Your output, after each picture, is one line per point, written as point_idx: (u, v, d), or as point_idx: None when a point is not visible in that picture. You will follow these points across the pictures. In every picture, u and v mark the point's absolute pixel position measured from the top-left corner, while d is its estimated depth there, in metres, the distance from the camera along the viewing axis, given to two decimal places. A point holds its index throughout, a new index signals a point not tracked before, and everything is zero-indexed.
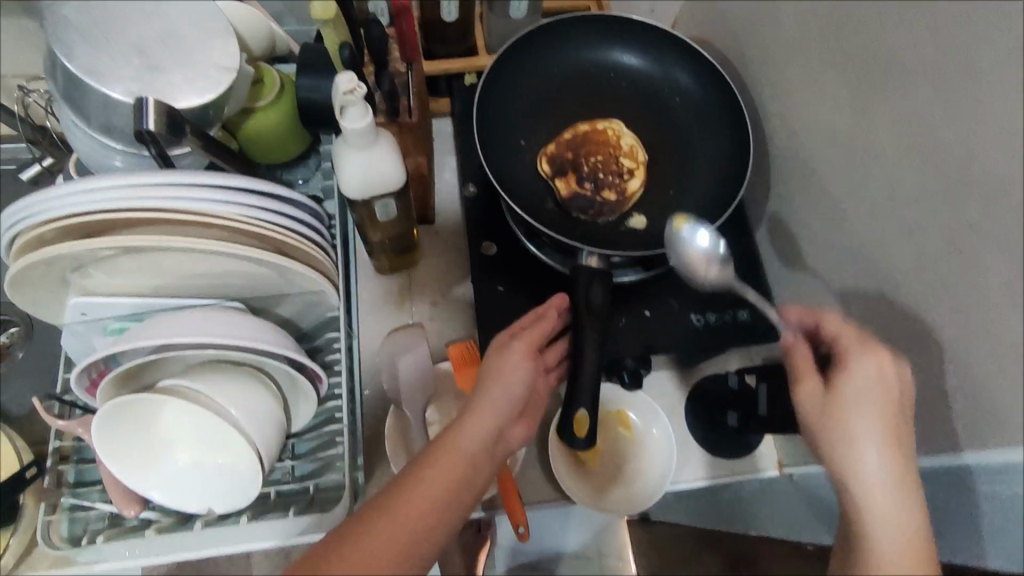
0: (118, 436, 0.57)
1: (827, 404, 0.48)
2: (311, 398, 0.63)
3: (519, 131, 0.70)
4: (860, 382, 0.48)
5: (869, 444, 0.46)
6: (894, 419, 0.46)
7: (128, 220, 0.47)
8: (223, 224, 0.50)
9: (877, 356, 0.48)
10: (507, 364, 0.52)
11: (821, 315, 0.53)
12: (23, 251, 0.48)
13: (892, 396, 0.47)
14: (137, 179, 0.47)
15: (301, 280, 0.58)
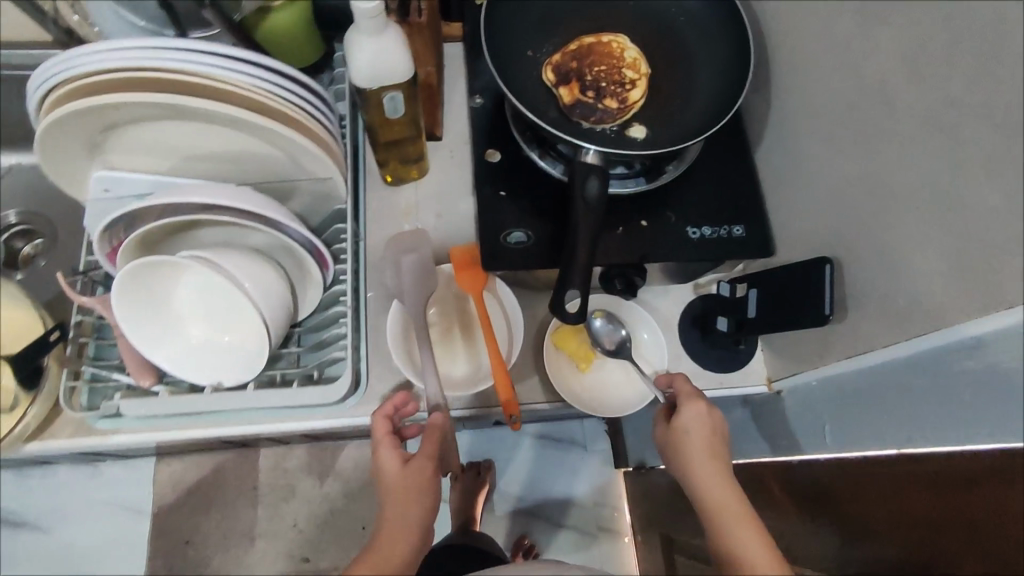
0: (135, 304, 0.60)
1: (667, 438, 0.64)
2: (316, 282, 0.66)
3: (525, 43, 0.72)
4: (688, 424, 0.63)
5: (703, 469, 0.60)
6: (712, 443, 0.62)
7: (147, 80, 0.52)
8: (231, 89, 0.53)
9: (694, 403, 0.64)
10: (417, 485, 0.58)
11: (674, 378, 0.68)
12: (57, 105, 0.53)
13: (710, 433, 0.62)
14: (159, 42, 0.51)
15: (311, 163, 0.62)
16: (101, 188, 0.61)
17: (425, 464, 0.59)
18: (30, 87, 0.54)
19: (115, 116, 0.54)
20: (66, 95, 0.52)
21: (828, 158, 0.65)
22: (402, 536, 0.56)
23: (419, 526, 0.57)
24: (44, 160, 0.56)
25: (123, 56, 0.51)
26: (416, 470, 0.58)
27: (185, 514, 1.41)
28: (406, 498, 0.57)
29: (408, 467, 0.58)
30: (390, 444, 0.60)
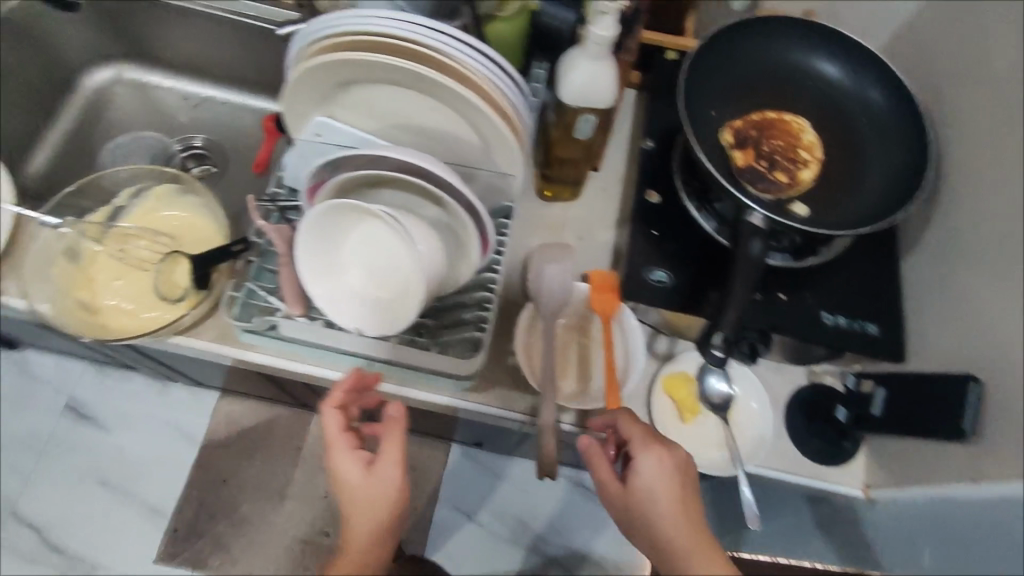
0: (313, 239, 0.65)
1: (626, 493, 0.59)
2: (472, 262, 0.68)
3: (710, 103, 0.75)
4: (649, 477, 0.58)
5: (676, 535, 0.57)
6: (676, 500, 0.58)
7: (387, 44, 0.60)
8: (450, 63, 0.60)
9: (658, 454, 0.58)
10: (382, 487, 0.60)
11: (621, 418, 0.62)
12: (309, 57, 0.62)
13: (672, 489, 0.58)
14: (406, 18, 0.60)
15: (499, 154, 0.67)
16: (314, 132, 0.68)
17: (388, 463, 0.61)
18: (297, 37, 0.64)
19: (357, 75, 0.63)
20: (327, 50, 0.61)
21: (992, 283, 0.64)
22: (367, 530, 0.60)
23: (391, 517, 0.61)
24: (285, 98, 0.65)
25: (385, 26, 0.59)
26: (381, 471, 0.61)
27: (229, 454, 1.47)
28: (367, 493, 0.61)
29: (372, 469, 0.61)
30: (349, 441, 0.63)
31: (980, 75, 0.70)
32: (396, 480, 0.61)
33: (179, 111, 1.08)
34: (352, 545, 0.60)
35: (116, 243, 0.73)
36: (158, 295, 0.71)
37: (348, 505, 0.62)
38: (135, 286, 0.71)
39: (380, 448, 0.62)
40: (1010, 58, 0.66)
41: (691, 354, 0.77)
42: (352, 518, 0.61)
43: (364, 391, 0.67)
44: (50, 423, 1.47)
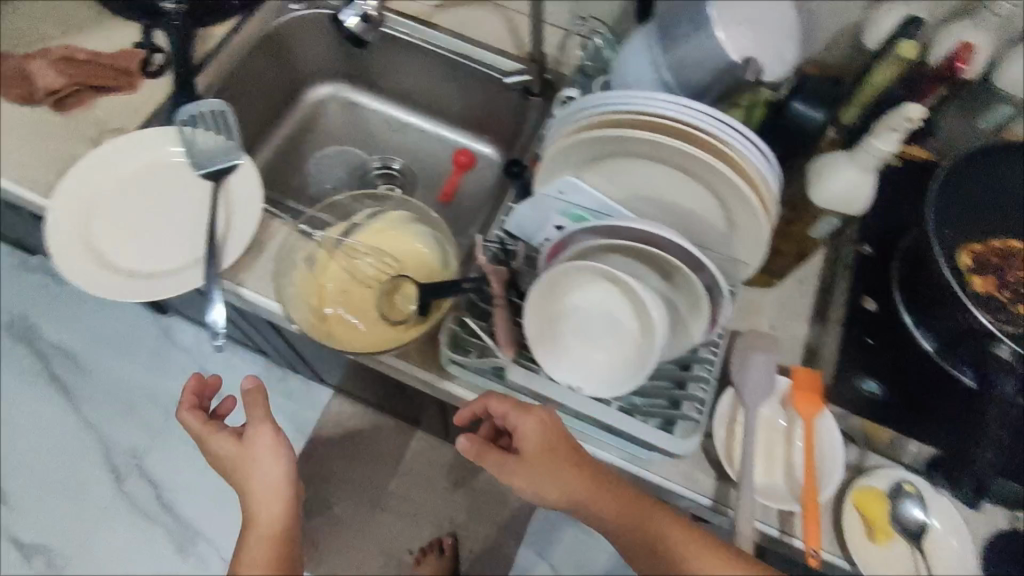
0: (545, 295, 0.68)
1: (528, 463, 0.64)
2: (690, 338, 0.68)
3: (950, 221, 0.72)
4: (534, 437, 0.64)
5: (587, 490, 0.62)
6: (554, 457, 0.63)
7: (657, 124, 0.62)
8: (717, 145, 0.61)
9: (537, 415, 0.64)
10: (220, 439, 0.71)
11: (486, 398, 0.66)
12: (577, 131, 0.67)
13: (548, 447, 0.64)
14: (678, 101, 0.62)
15: (741, 243, 0.66)
16: (557, 190, 0.70)
17: (268, 435, 0.70)
18: (573, 107, 0.68)
19: (623, 149, 0.66)
20: (603, 125, 0.65)
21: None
22: (261, 508, 0.66)
23: (279, 481, 0.68)
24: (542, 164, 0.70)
25: (666, 110, 0.62)
26: (257, 436, 0.69)
27: (334, 453, 1.51)
28: (252, 465, 0.68)
29: (247, 444, 0.70)
30: (214, 427, 0.73)
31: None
32: (236, 434, 0.71)
33: (381, 133, 1.14)
34: (255, 516, 0.65)
35: (346, 256, 0.77)
36: (379, 313, 0.75)
37: (247, 497, 0.67)
38: (360, 302, 0.75)
39: (251, 429, 0.70)
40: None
41: (885, 470, 0.73)
42: (255, 505, 0.66)
43: (212, 395, 0.79)
44: None
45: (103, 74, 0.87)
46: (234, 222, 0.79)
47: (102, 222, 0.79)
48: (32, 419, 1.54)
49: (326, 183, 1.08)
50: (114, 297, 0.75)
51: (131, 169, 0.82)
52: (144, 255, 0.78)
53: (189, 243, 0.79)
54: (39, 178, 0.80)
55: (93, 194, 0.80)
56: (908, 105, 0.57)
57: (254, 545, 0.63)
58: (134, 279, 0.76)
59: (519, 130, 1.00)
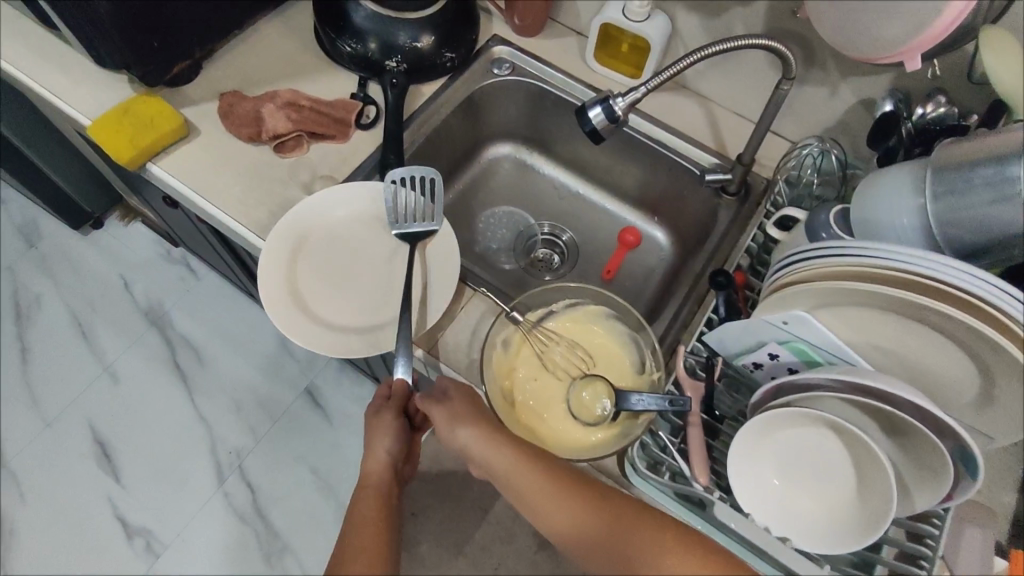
0: (760, 426, 0.65)
1: (457, 414, 0.69)
2: (917, 507, 0.63)
3: None
4: (455, 402, 0.70)
5: (494, 440, 0.68)
6: (473, 412, 0.70)
7: (933, 285, 0.59)
8: (1001, 321, 0.57)
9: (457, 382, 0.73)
10: (381, 426, 0.77)
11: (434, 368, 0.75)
12: (832, 271, 0.64)
13: (467, 402, 0.71)
14: (966, 267, 0.57)
15: (1000, 414, 0.62)
16: (782, 319, 0.65)
17: (398, 422, 0.76)
18: (817, 248, 0.66)
19: (873, 298, 0.63)
20: (856, 273, 0.63)
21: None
22: (373, 479, 0.75)
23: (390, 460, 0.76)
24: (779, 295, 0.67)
25: (936, 267, 0.58)
26: (386, 419, 0.76)
27: None
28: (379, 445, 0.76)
29: (383, 422, 0.77)
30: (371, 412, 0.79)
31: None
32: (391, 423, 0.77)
33: (548, 198, 1.15)
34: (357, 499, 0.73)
35: (540, 342, 0.76)
36: (569, 411, 0.73)
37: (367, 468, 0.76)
38: (551, 396, 0.74)
39: (385, 412, 0.77)
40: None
41: None
42: (367, 474, 0.75)
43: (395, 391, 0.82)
44: (293, 400, 1.62)
45: (319, 122, 0.91)
46: (432, 287, 0.79)
47: (307, 270, 0.81)
48: (151, 405, 1.61)
49: (491, 244, 1.10)
50: (312, 348, 0.75)
51: (340, 220, 0.84)
52: (344, 310, 0.79)
53: (387, 303, 0.80)
54: (258, 218, 0.85)
55: (304, 242, 0.82)
56: None
57: (363, 507, 0.72)
58: (333, 331, 0.77)
59: (709, 229, 0.97)
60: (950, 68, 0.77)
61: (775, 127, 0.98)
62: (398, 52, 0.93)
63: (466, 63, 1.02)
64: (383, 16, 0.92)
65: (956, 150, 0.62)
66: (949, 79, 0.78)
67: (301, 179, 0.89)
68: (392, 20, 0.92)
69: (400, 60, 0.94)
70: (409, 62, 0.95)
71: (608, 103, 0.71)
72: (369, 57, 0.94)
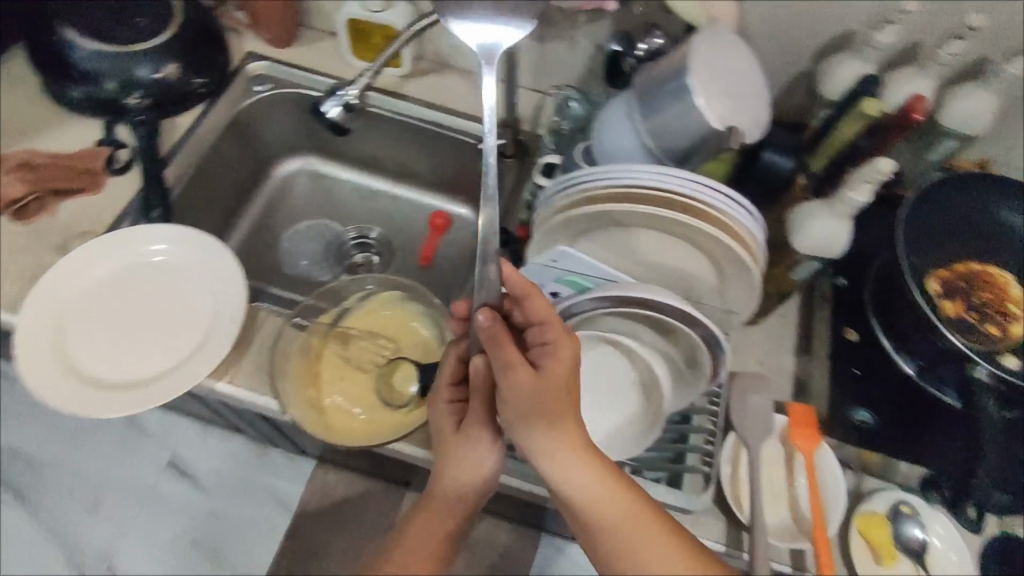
0: None
1: (540, 387, 0.55)
2: (690, 391, 0.72)
3: (917, 252, 0.75)
4: (541, 372, 0.55)
5: (570, 435, 0.55)
6: (557, 395, 0.55)
7: (652, 195, 0.66)
8: (711, 214, 0.65)
9: (551, 343, 0.57)
10: (458, 435, 0.63)
11: (528, 293, 0.58)
12: (574, 203, 0.69)
13: (564, 375, 0.56)
14: (671, 173, 0.65)
15: (732, 293, 0.71)
16: (549, 258, 0.70)
17: (480, 418, 0.62)
18: (580, 176, 0.69)
19: (630, 220, 0.68)
20: (617, 195, 0.67)
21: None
22: (441, 499, 0.63)
23: (471, 475, 0.62)
24: (538, 236, 0.72)
25: (683, 186, 0.65)
26: (471, 417, 0.62)
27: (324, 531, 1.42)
28: (454, 454, 0.63)
29: (462, 429, 0.63)
30: (443, 404, 0.64)
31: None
32: (477, 421, 0.62)
33: (350, 204, 1.15)
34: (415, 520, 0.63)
35: (337, 342, 0.77)
36: (378, 400, 0.73)
37: (435, 484, 0.63)
38: (358, 389, 0.74)
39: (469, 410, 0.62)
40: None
41: (884, 493, 0.77)
42: (433, 492, 0.63)
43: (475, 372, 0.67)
44: None
45: (60, 178, 0.84)
46: (220, 318, 0.76)
47: (77, 336, 0.75)
48: None
49: (301, 260, 1.08)
50: (97, 415, 0.70)
51: (104, 275, 0.79)
52: (128, 367, 0.74)
53: (177, 347, 0.76)
54: (8, 296, 0.77)
55: (66, 313, 0.76)
56: (880, 160, 0.62)
57: (418, 534, 0.62)
58: (117, 390, 0.72)
59: None
60: (651, 4, 0.85)
61: (536, 87, 1.03)
62: (138, 86, 0.87)
63: (222, 86, 0.99)
64: (109, 51, 0.84)
65: (645, 75, 0.69)
66: (653, 14, 0.86)
67: (53, 243, 0.82)
68: (118, 53, 0.84)
69: (143, 94, 0.88)
70: (152, 96, 0.89)
71: (338, 94, 0.71)
72: (104, 98, 0.87)
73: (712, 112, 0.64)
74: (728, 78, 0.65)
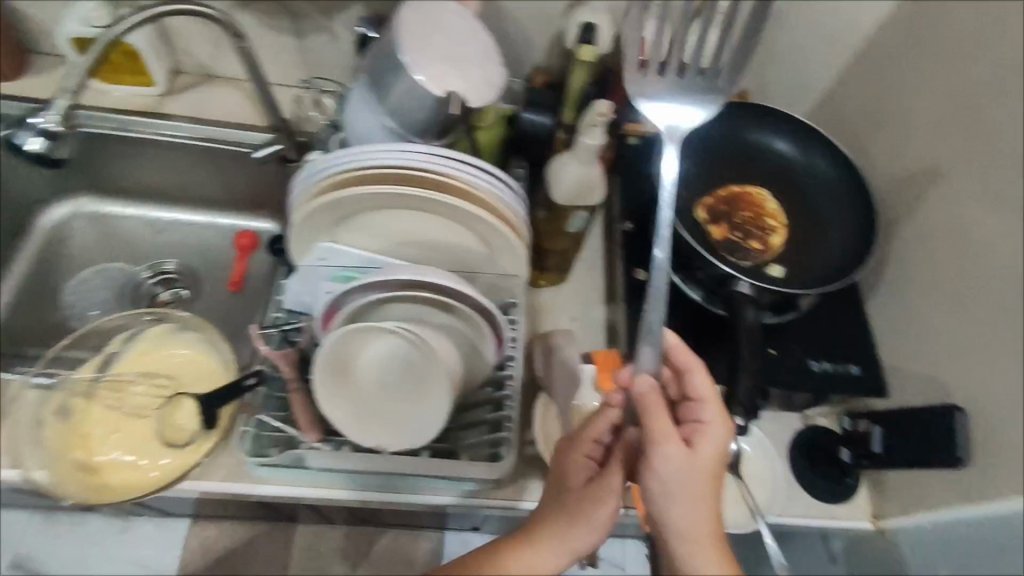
0: (331, 363, 0.66)
1: (694, 459, 0.52)
2: (484, 364, 0.72)
3: (679, 183, 0.81)
4: (703, 446, 0.53)
5: (693, 509, 0.51)
6: (708, 474, 0.52)
7: (401, 176, 0.65)
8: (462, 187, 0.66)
9: (717, 426, 0.54)
10: (591, 507, 0.54)
11: (687, 367, 0.57)
12: (323, 193, 0.66)
13: (717, 461, 0.53)
14: (415, 151, 0.64)
15: (504, 259, 0.72)
16: (318, 257, 0.70)
17: (601, 489, 0.54)
18: (317, 165, 0.67)
19: (375, 201, 0.67)
20: (360, 179, 0.65)
21: (960, 314, 0.70)
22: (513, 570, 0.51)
23: (573, 553, 0.52)
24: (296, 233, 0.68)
25: (418, 161, 0.65)
26: (600, 484, 0.55)
27: None
28: (573, 520, 0.53)
29: (587, 490, 0.55)
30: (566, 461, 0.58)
31: (914, 129, 0.79)
32: (611, 495, 0.54)
33: (144, 238, 1.05)
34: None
35: (109, 393, 0.70)
36: (163, 443, 0.68)
37: (517, 549, 0.52)
38: (138, 436, 0.68)
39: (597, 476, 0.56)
40: (963, 72, 0.72)
41: None
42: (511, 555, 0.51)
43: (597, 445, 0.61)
44: None
45: None
46: None
47: None
48: None
49: (91, 311, 0.97)
50: None
51: None
52: None
53: None
54: None
55: None
56: (596, 104, 0.65)
57: None
58: None
59: None
60: None
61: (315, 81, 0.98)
62: None
63: None
64: None
65: (372, 55, 0.67)
66: None
67: None
68: None
69: None
70: None
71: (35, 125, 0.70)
72: None
73: (432, 82, 0.63)
74: (436, 43, 0.65)
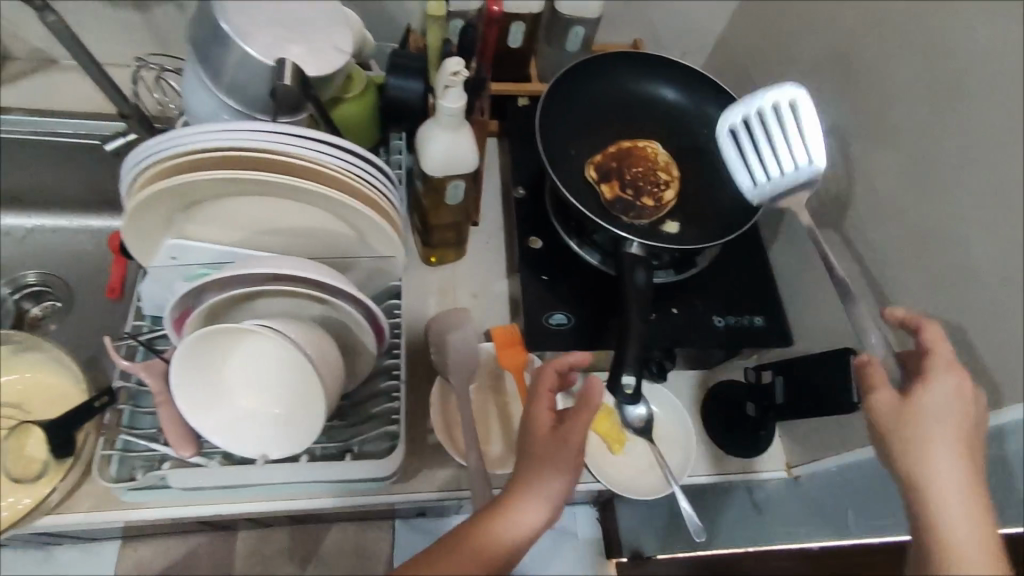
0: (191, 374, 0.59)
1: (921, 412, 0.51)
2: (370, 354, 0.68)
3: (568, 141, 0.78)
4: (938, 399, 0.51)
5: (941, 458, 0.49)
6: (932, 422, 0.50)
7: (240, 158, 0.57)
8: (312, 165, 0.58)
9: (957, 376, 0.51)
10: (559, 451, 0.54)
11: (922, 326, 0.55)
12: (151, 182, 0.57)
13: (961, 415, 0.50)
14: (248, 129, 0.56)
15: (376, 241, 0.67)
16: (168, 255, 0.63)
17: (567, 429, 0.54)
18: (143, 151, 0.58)
19: (216, 188, 0.59)
20: (194, 163, 0.57)
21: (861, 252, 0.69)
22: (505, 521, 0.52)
23: (549, 495, 0.54)
24: (127, 230, 0.59)
25: (264, 141, 0.57)
26: (569, 426, 0.54)
27: None
28: (544, 463, 0.54)
29: (558, 434, 0.55)
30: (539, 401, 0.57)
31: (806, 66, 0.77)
32: (574, 440, 0.54)
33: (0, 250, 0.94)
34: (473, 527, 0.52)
35: None
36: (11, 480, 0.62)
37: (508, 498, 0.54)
38: None
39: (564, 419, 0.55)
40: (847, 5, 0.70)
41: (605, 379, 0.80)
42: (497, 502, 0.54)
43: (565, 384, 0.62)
44: None
45: None
46: None
47: None
48: None
49: None
50: None
51: None
52: None
53: None
54: None
55: None
56: (448, 61, 0.59)
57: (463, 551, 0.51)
58: None
59: None
60: None
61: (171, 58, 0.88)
62: None
63: None
64: None
65: (196, 25, 0.59)
66: None
67: None
68: None
69: None
70: None
71: None
72: None
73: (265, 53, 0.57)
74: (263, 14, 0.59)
